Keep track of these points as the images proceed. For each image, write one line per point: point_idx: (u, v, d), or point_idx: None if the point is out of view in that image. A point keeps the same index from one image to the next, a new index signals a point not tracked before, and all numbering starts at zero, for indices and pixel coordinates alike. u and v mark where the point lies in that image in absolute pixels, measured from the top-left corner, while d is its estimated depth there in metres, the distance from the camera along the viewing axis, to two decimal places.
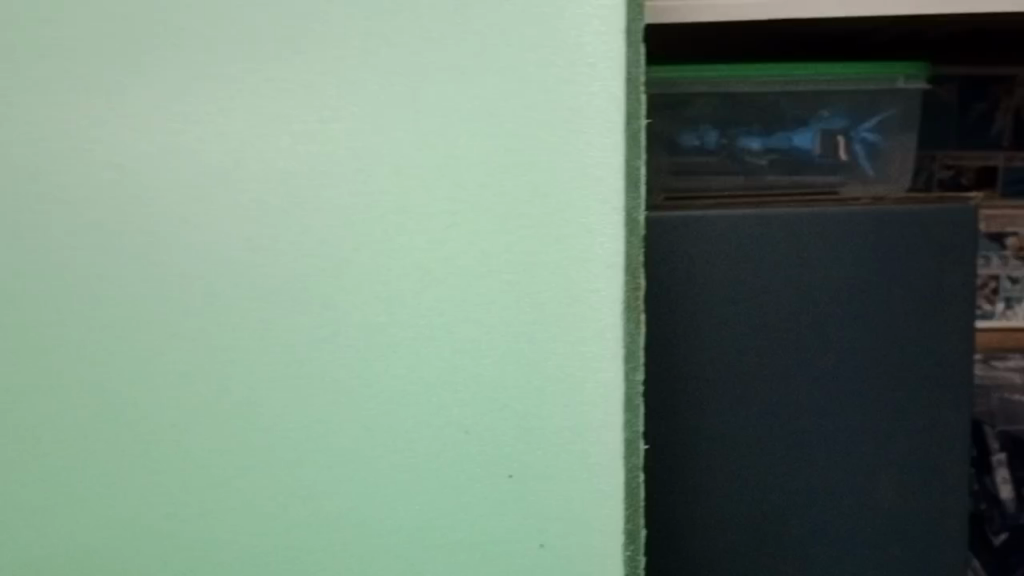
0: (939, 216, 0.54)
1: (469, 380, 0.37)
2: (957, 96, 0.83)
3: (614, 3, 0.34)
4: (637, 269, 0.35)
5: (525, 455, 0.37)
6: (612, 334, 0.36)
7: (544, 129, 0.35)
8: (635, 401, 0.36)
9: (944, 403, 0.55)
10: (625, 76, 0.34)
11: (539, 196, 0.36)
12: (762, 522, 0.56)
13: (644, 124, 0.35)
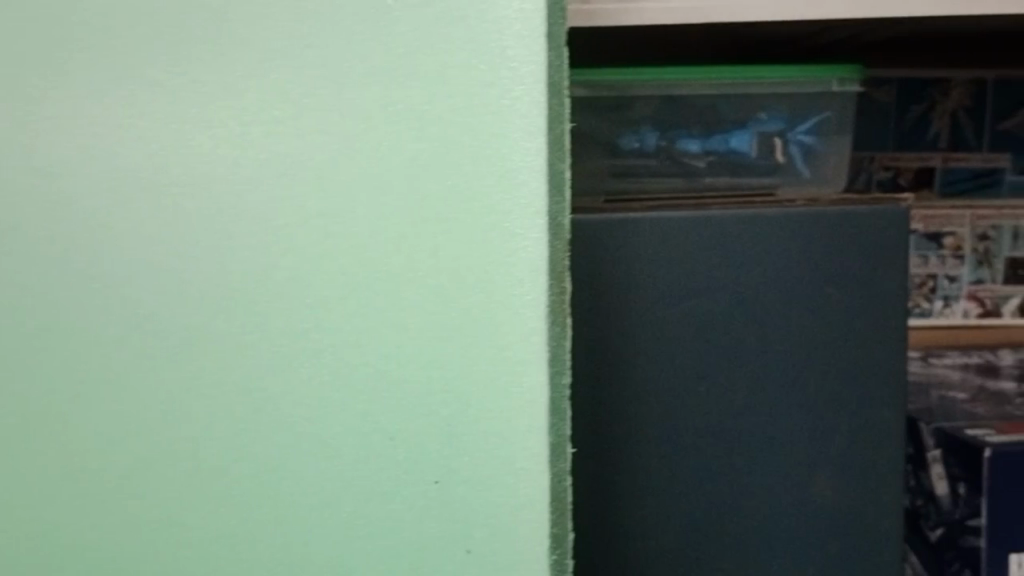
0: (870, 216, 0.55)
1: (396, 385, 0.37)
2: (895, 98, 0.84)
3: (535, 6, 0.34)
4: (562, 272, 0.36)
5: (451, 461, 0.37)
6: (538, 337, 0.36)
7: (467, 133, 0.36)
8: (562, 406, 0.37)
9: (880, 402, 0.56)
10: (547, 79, 0.35)
11: (463, 199, 0.36)
12: (702, 524, 0.56)
13: (569, 128, 0.36)
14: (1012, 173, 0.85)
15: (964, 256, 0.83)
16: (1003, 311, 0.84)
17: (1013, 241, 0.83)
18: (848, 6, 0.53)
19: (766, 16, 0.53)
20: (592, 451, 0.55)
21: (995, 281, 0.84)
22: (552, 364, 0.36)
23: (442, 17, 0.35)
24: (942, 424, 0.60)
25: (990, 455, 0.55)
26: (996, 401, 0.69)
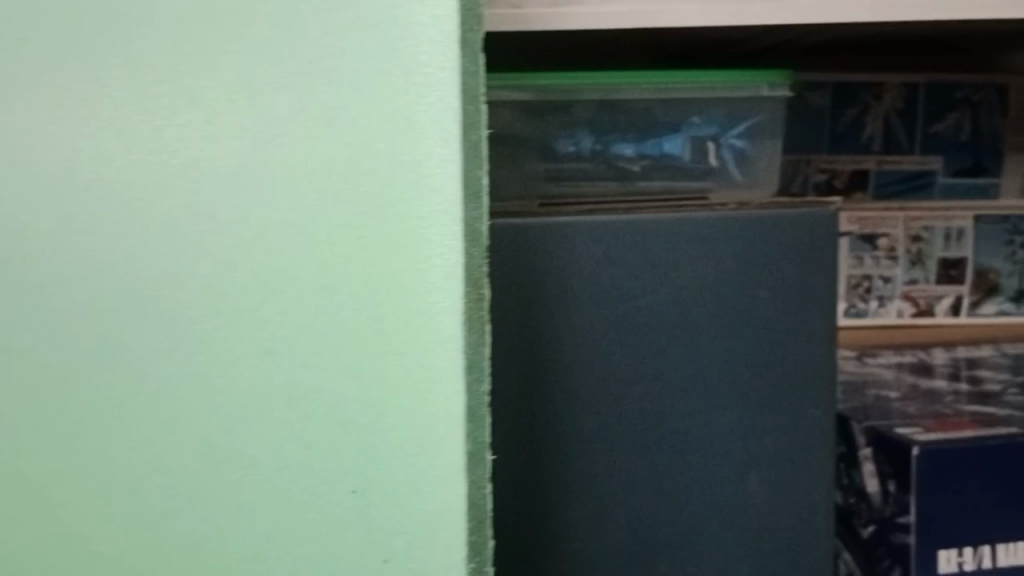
0: (798, 220, 0.56)
1: (311, 395, 0.37)
2: (830, 101, 0.86)
3: (448, 12, 0.35)
4: (478, 279, 0.36)
5: (368, 470, 0.37)
6: (454, 344, 0.36)
7: (380, 139, 0.36)
8: (481, 413, 0.37)
9: (811, 402, 0.57)
10: (461, 86, 0.35)
11: (378, 207, 0.36)
12: (636, 526, 0.56)
13: (485, 135, 0.37)
14: (943, 175, 0.87)
15: (897, 256, 0.84)
16: (935, 310, 0.86)
17: (945, 242, 0.85)
18: (778, 13, 0.53)
19: (698, 23, 0.54)
20: (527, 455, 0.55)
21: (928, 281, 0.85)
22: (469, 370, 0.36)
23: (356, 23, 0.35)
24: (873, 423, 0.62)
25: (919, 451, 0.56)
26: (927, 399, 0.70)
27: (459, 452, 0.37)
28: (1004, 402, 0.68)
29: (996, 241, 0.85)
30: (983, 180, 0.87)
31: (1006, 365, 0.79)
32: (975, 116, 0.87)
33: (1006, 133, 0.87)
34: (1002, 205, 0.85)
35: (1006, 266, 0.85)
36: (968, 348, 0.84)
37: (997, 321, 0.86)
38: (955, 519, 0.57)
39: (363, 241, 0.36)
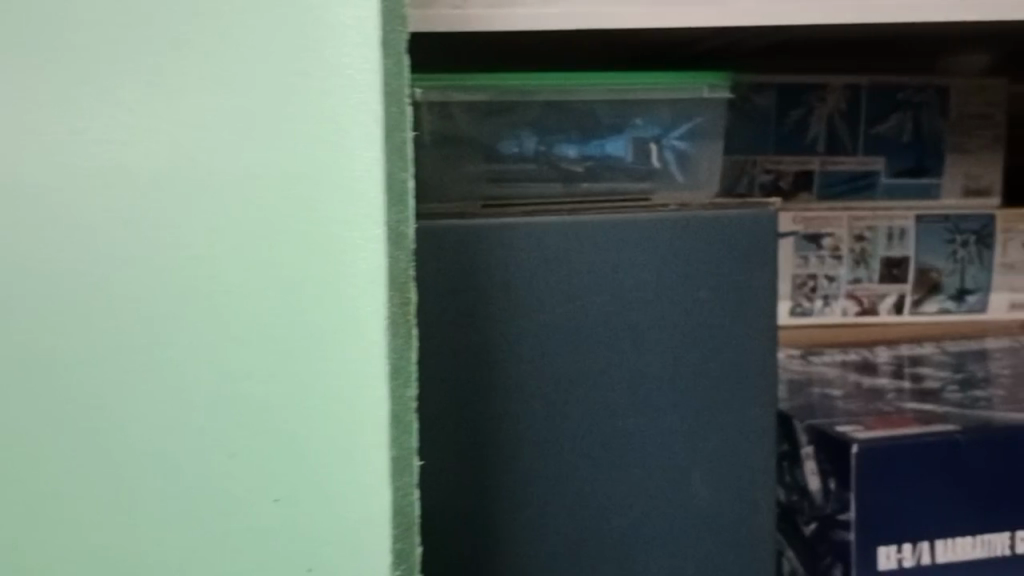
0: (738, 222, 0.56)
1: (234, 403, 0.37)
2: (774, 102, 0.86)
3: (370, 11, 0.35)
4: (404, 283, 0.36)
5: (292, 478, 0.37)
6: (379, 350, 0.36)
7: (302, 142, 0.36)
8: (409, 420, 0.36)
9: (751, 402, 0.57)
10: (384, 87, 0.35)
11: (300, 211, 0.36)
12: (578, 528, 0.56)
13: (412, 137, 0.36)
14: (887, 175, 0.87)
15: (842, 256, 0.86)
16: (880, 309, 0.87)
17: (888, 241, 0.86)
18: (718, 16, 0.54)
19: (639, 25, 0.54)
20: (468, 458, 0.55)
21: (873, 281, 0.86)
22: (393, 375, 0.36)
23: (275, 24, 0.35)
24: (814, 422, 0.62)
25: (858, 450, 0.57)
26: (868, 397, 0.71)
27: (385, 461, 0.36)
28: (942, 400, 0.69)
29: (937, 240, 0.86)
30: (926, 180, 0.88)
31: (946, 363, 0.80)
32: (917, 117, 0.87)
33: (948, 134, 0.88)
34: (943, 205, 0.88)
35: (948, 265, 0.87)
36: (911, 346, 0.85)
37: (938, 319, 0.88)
38: (893, 517, 0.57)
39: (286, 245, 0.36)
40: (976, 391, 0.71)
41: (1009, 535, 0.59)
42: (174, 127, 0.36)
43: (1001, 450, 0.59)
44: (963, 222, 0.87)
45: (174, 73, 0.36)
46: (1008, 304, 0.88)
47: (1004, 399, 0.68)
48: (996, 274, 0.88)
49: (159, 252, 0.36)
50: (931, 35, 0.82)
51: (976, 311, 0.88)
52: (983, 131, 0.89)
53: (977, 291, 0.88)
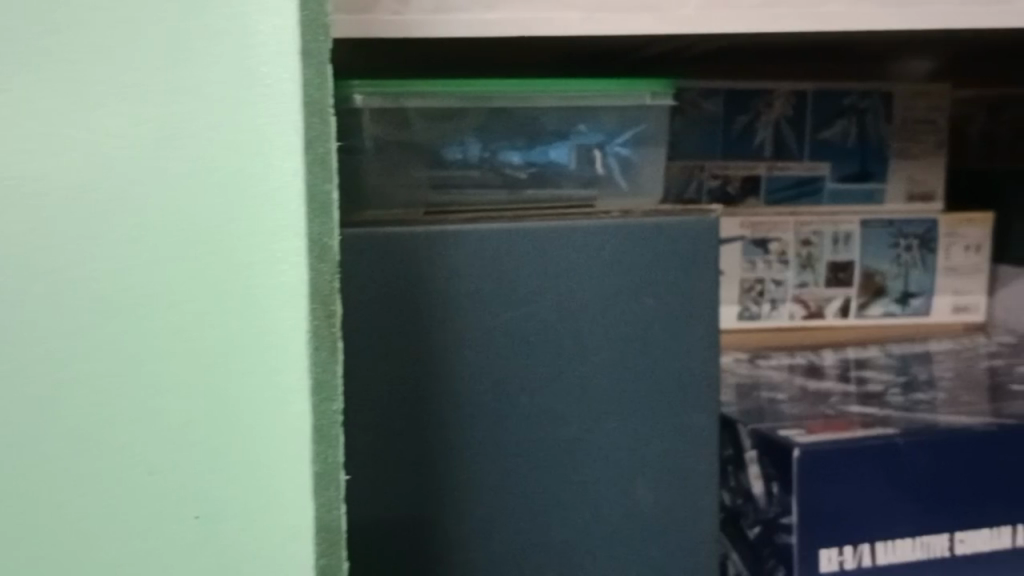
0: (681, 229, 0.56)
1: (156, 417, 0.38)
2: (722, 108, 0.87)
3: (291, 25, 0.36)
4: (329, 297, 0.36)
5: (213, 491, 0.38)
6: (301, 365, 0.37)
7: (223, 155, 0.37)
8: (333, 434, 0.37)
9: (695, 407, 0.57)
10: (304, 98, 0.36)
11: (222, 224, 0.37)
12: (521, 536, 0.56)
13: (336, 150, 0.37)
14: (831, 180, 0.88)
15: (788, 259, 0.87)
16: (826, 312, 0.88)
17: (834, 245, 0.88)
18: (659, 24, 0.54)
19: (581, 32, 0.54)
20: (409, 468, 0.54)
21: (818, 283, 0.88)
22: (317, 390, 0.36)
23: (196, 37, 0.37)
24: (758, 426, 0.63)
25: (800, 453, 0.57)
26: (812, 400, 0.71)
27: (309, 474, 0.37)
28: (884, 403, 0.69)
29: (882, 244, 0.88)
30: (870, 185, 0.88)
31: (890, 366, 0.81)
32: (861, 123, 0.88)
33: (892, 139, 0.89)
34: (887, 209, 0.88)
35: (892, 268, 0.88)
36: (857, 349, 0.86)
37: (883, 322, 0.89)
38: (834, 520, 0.58)
39: (208, 258, 0.37)
40: (918, 393, 0.72)
41: (949, 537, 0.60)
42: (97, 138, 0.37)
43: (940, 454, 0.59)
44: (906, 225, 0.88)
45: (96, 87, 0.37)
46: (952, 307, 0.90)
47: (944, 401, 0.69)
48: (939, 277, 0.89)
49: (80, 266, 0.37)
50: (874, 42, 0.83)
51: (919, 313, 0.90)
52: (926, 137, 0.89)
53: (921, 294, 0.89)
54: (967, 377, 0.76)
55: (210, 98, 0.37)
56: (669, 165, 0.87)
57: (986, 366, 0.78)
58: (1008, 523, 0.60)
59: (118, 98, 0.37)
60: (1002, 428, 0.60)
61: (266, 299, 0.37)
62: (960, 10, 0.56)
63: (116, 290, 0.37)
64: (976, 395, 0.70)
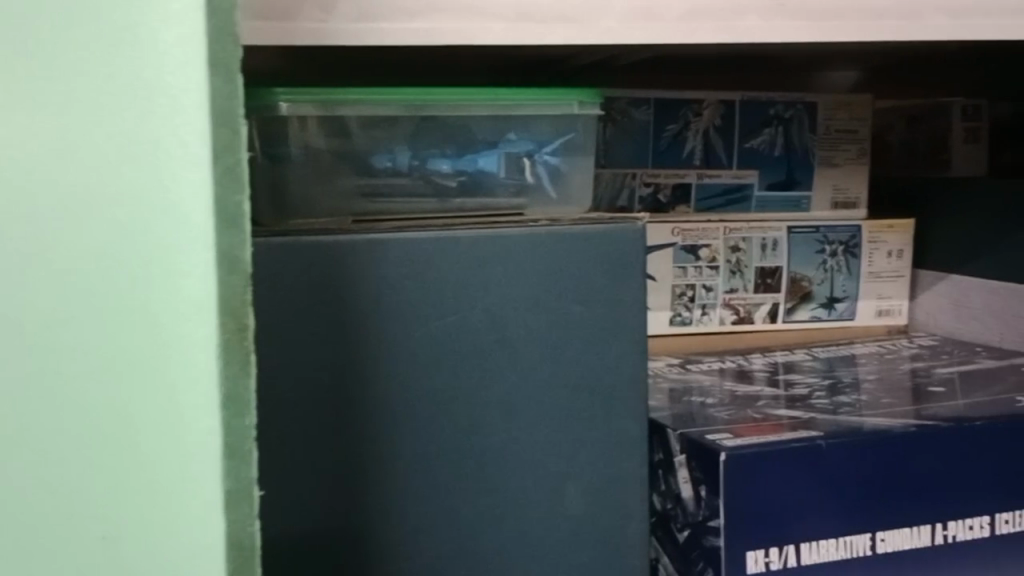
0: (608, 236, 0.57)
1: (55, 433, 0.35)
2: (652, 117, 0.88)
3: (194, 28, 0.33)
4: (240, 309, 0.34)
5: (119, 512, 0.36)
6: (211, 380, 0.35)
7: (124, 161, 0.35)
8: (247, 449, 0.35)
9: (624, 412, 0.58)
10: (212, 107, 0.34)
11: (123, 235, 0.35)
12: (452, 543, 0.56)
13: (249, 157, 0.34)
14: (758, 188, 0.90)
15: (718, 266, 0.89)
16: (755, 318, 0.90)
17: (762, 252, 0.89)
18: (584, 34, 0.55)
19: (506, 41, 0.54)
20: (338, 479, 0.54)
21: (747, 290, 0.89)
22: (228, 403, 0.34)
23: (95, 39, 0.35)
24: (687, 431, 0.63)
25: (726, 456, 0.58)
26: (739, 405, 0.72)
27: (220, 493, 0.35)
28: (808, 405, 0.71)
29: (808, 251, 0.90)
30: (796, 193, 0.91)
31: (816, 369, 0.83)
32: (787, 132, 0.90)
33: (816, 148, 0.91)
34: (813, 217, 0.91)
35: (818, 274, 0.90)
36: (785, 353, 0.88)
37: (810, 326, 0.91)
38: (760, 521, 0.59)
39: (108, 268, 0.35)
40: (842, 396, 0.73)
41: (871, 536, 0.61)
42: None
43: (861, 455, 0.60)
44: (832, 232, 0.90)
45: None
46: (875, 311, 0.92)
47: (866, 404, 0.71)
48: (863, 282, 0.92)
49: None
50: (798, 52, 0.84)
51: (845, 318, 0.92)
52: (849, 145, 0.92)
53: (846, 298, 0.91)
54: (889, 380, 0.78)
55: (111, 105, 0.35)
56: (601, 173, 0.88)
57: (907, 368, 0.81)
58: (927, 522, 0.62)
59: (10, 98, 0.35)
60: (920, 429, 0.62)
61: (172, 313, 0.35)
62: (873, 23, 0.57)
63: (11, 302, 0.35)
64: (896, 398, 0.72)
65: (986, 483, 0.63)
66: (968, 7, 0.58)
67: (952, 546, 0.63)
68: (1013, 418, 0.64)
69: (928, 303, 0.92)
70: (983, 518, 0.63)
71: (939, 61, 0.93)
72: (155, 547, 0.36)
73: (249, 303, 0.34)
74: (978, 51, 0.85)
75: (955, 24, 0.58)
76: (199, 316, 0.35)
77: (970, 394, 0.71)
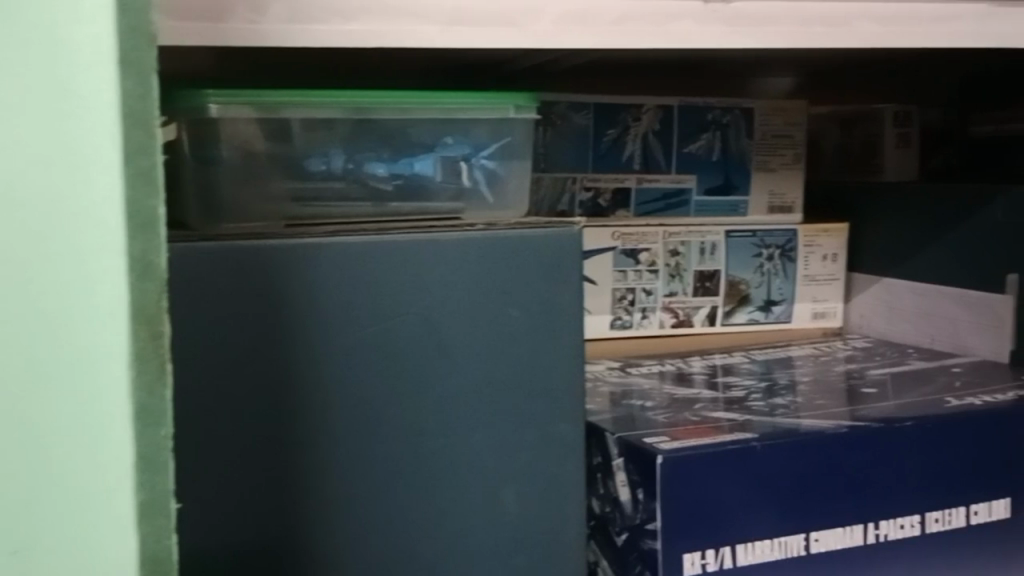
0: (545, 240, 0.57)
1: None
2: (591, 122, 0.89)
3: (103, 20, 0.31)
4: (156, 316, 0.32)
5: (22, 529, 0.33)
6: (123, 393, 0.33)
7: (24, 158, 0.32)
8: (164, 460, 0.33)
9: (562, 416, 0.58)
10: (124, 107, 0.31)
11: (24, 236, 0.32)
12: (387, 549, 0.55)
13: (165, 159, 0.32)
14: (696, 193, 0.91)
15: (658, 270, 0.89)
16: (694, 320, 0.91)
17: (701, 255, 0.90)
18: (520, 38, 0.55)
19: (441, 44, 0.54)
20: (269, 484, 0.53)
21: (685, 293, 0.90)
22: (142, 417, 0.33)
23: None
24: (624, 435, 0.63)
25: (663, 460, 0.58)
26: (677, 407, 0.73)
27: (135, 507, 0.33)
28: (745, 407, 0.71)
29: (745, 254, 0.91)
30: (734, 197, 0.92)
31: (754, 372, 0.83)
32: (724, 137, 0.91)
33: (753, 153, 0.92)
34: (750, 221, 0.92)
35: (755, 277, 0.92)
36: (723, 355, 0.89)
37: (748, 328, 0.92)
38: (696, 524, 0.59)
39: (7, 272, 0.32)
40: (778, 398, 0.74)
41: (805, 537, 0.62)
42: None
43: (794, 457, 0.61)
44: (768, 235, 0.92)
45: None
46: (811, 313, 0.94)
47: (801, 405, 0.71)
48: (799, 285, 0.93)
49: None
50: (735, 58, 0.85)
51: (782, 321, 0.93)
52: (785, 150, 0.93)
53: (783, 301, 0.93)
54: (824, 381, 0.79)
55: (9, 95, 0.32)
56: (541, 177, 0.88)
57: (842, 370, 0.82)
58: (860, 522, 0.63)
59: None
60: (852, 430, 0.63)
61: (79, 321, 0.32)
62: (804, 29, 0.58)
63: None
64: (830, 399, 0.73)
65: (916, 482, 0.64)
66: (895, 15, 0.59)
67: (885, 545, 0.64)
68: (941, 418, 0.65)
69: (862, 305, 0.94)
70: (914, 517, 0.64)
71: (871, 67, 0.94)
72: (69, 572, 0.34)
73: (164, 311, 0.33)
74: (909, 59, 0.87)
75: (883, 32, 0.59)
76: (109, 326, 0.32)
77: (901, 395, 0.72)
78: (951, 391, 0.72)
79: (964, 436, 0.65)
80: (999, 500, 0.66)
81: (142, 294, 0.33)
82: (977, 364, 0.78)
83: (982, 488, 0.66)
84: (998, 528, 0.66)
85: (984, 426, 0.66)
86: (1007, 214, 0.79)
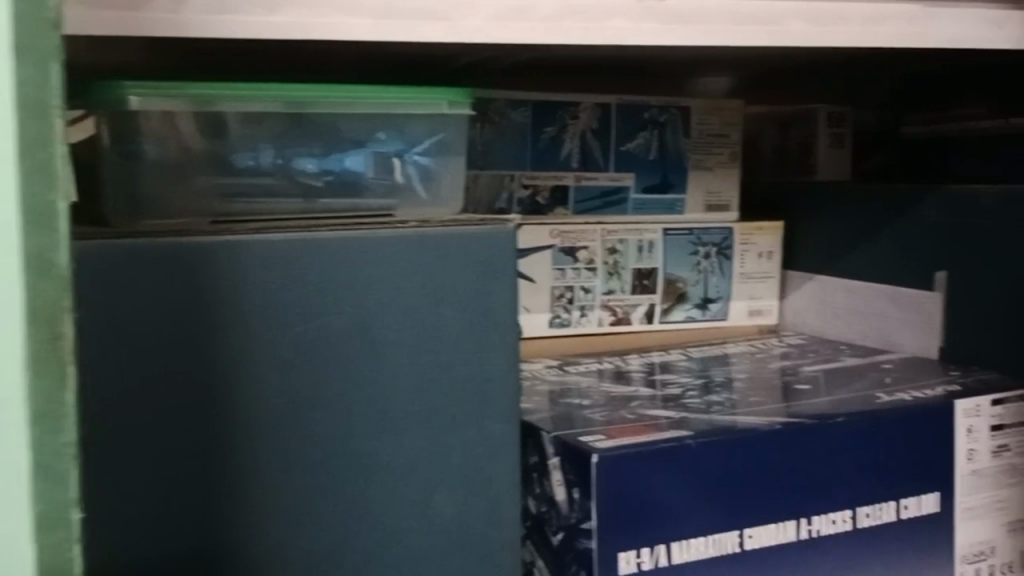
0: (480, 239, 0.56)
1: None
2: (530, 119, 0.88)
3: None
4: (57, 316, 0.30)
5: None
6: (21, 400, 0.30)
7: None
8: (69, 469, 0.31)
9: (497, 416, 0.57)
10: (20, 94, 0.29)
11: None
12: (317, 552, 0.54)
13: (67, 148, 0.30)
14: (634, 192, 0.91)
15: (596, 268, 0.89)
16: (632, 319, 0.91)
17: (639, 254, 0.90)
18: (452, 34, 0.54)
19: (372, 38, 0.53)
20: (195, 488, 0.52)
21: (623, 292, 0.90)
22: (40, 420, 0.30)
23: None
24: (560, 434, 0.63)
25: (598, 459, 0.58)
26: (614, 405, 0.72)
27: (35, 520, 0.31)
28: (680, 405, 0.71)
29: (682, 252, 0.92)
30: (671, 196, 0.92)
31: (690, 369, 0.84)
32: (662, 137, 0.91)
33: (690, 152, 0.92)
34: (687, 219, 0.92)
35: (692, 276, 0.92)
36: (660, 353, 0.89)
37: (685, 326, 0.93)
38: (630, 522, 0.59)
39: None
40: (715, 395, 0.74)
41: (738, 533, 0.62)
42: None
43: (728, 454, 0.61)
44: (705, 233, 0.93)
45: None
46: (747, 311, 0.95)
47: (735, 403, 0.72)
48: (735, 284, 0.94)
49: None
50: (672, 57, 0.85)
51: (718, 318, 0.94)
52: (722, 149, 0.93)
53: (719, 299, 0.93)
54: (759, 379, 0.79)
55: None
56: (479, 174, 0.87)
57: (776, 367, 0.83)
58: (792, 518, 0.63)
59: None
60: (784, 426, 0.63)
61: None
62: (736, 28, 0.58)
63: None
64: (764, 396, 0.73)
65: (848, 478, 0.65)
66: (826, 15, 0.60)
67: (816, 540, 0.64)
68: (873, 414, 0.65)
69: (797, 303, 0.95)
70: (846, 512, 0.65)
71: (806, 69, 0.94)
72: None
73: (65, 309, 0.30)
74: (842, 60, 0.88)
75: (814, 31, 0.59)
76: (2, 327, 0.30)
77: (833, 391, 0.73)
78: (882, 387, 0.73)
79: (897, 431, 0.66)
80: (929, 495, 0.67)
81: (42, 291, 0.30)
82: (907, 360, 0.80)
83: (912, 482, 0.66)
84: (928, 523, 0.67)
85: (914, 422, 0.66)
86: (938, 214, 0.79)
